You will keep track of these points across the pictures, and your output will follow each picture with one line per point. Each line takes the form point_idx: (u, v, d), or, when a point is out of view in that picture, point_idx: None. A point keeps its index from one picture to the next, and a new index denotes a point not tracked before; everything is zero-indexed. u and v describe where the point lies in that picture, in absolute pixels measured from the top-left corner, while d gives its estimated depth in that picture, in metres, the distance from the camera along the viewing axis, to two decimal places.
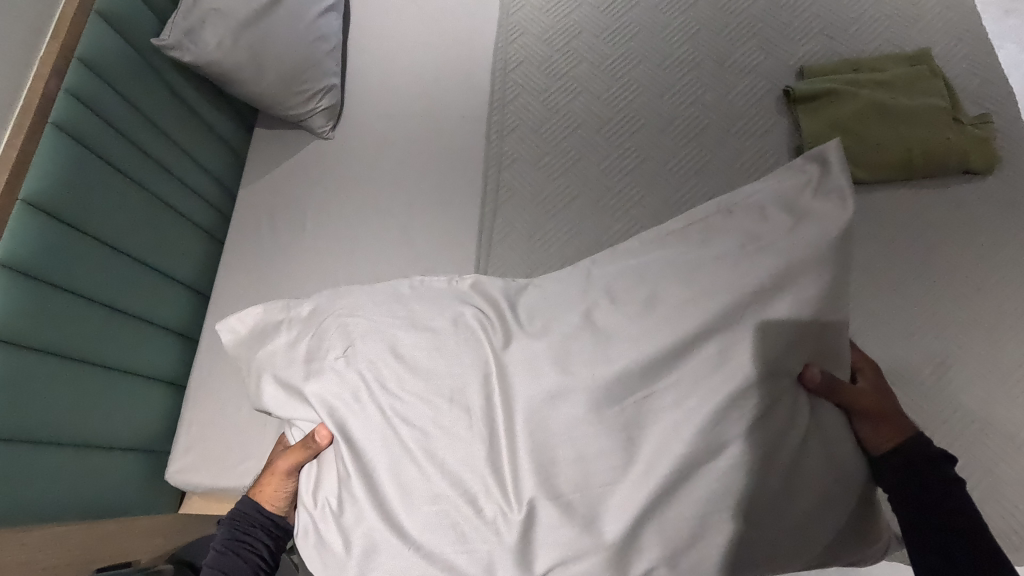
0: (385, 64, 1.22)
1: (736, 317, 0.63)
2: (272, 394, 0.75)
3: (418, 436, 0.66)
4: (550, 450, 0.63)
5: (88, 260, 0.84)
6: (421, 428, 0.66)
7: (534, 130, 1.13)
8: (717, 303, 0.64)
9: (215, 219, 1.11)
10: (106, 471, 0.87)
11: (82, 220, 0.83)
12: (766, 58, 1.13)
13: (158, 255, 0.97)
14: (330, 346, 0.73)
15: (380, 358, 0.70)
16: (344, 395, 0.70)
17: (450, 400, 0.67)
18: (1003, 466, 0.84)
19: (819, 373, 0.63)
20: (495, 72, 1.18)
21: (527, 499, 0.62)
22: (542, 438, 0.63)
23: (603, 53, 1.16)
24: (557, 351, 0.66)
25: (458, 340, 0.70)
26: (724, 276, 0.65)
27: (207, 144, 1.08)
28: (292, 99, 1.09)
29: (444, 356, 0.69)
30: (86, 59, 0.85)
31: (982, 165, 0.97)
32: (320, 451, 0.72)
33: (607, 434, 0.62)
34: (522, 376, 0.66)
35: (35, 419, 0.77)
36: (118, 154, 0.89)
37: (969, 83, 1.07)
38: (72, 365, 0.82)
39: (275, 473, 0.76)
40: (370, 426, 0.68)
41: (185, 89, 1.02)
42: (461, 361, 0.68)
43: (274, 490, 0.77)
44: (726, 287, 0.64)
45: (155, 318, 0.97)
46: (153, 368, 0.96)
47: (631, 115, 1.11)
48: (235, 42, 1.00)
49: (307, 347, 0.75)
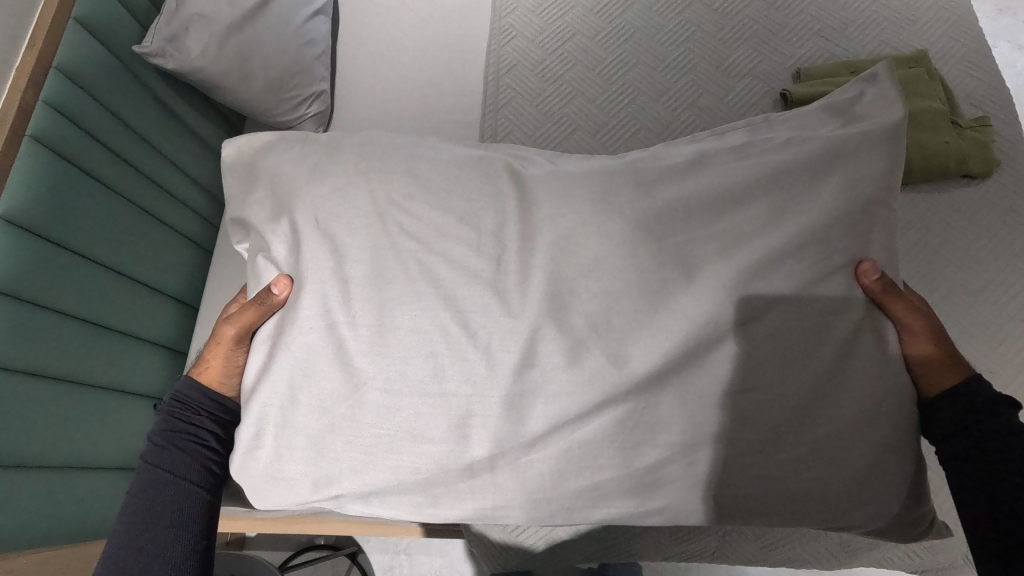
0: (375, 67, 1.19)
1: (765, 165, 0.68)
2: (269, 205, 0.74)
3: (421, 249, 0.69)
4: (569, 281, 0.66)
5: (69, 276, 0.81)
6: (424, 242, 0.69)
7: (528, 136, 1.11)
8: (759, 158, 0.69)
9: (203, 228, 1.09)
10: (94, 493, 0.85)
11: (62, 236, 0.80)
12: (762, 60, 1.12)
13: (144, 267, 0.94)
14: (344, 164, 0.73)
15: (396, 178, 0.72)
16: (347, 211, 0.70)
17: (465, 221, 0.70)
18: None
19: (876, 272, 0.65)
20: (487, 75, 1.16)
21: (532, 322, 0.65)
22: (564, 264, 0.66)
23: (598, 56, 1.14)
24: (599, 188, 0.69)
25: (483, 176, 0.73)
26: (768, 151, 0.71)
27: (193, 152, 1.05)
28: (280, 105, 1.06)
29: (464, 183, 0.72)
30: (66, 69, 0.83)
31: (981, 168, 0.96)
32: (266, 307, 0.71)
33: (634, 263, 0.66)
34: (553, 208, 0.69)
35: (18, 442, 0.74)
36: (100, 166, 0.86)
37: (966, 85, 1.06)
38: (56, 385, 0.80)
39: (219, 342, 0.75)
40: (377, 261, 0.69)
41: (169, 97, 1.00)
42: (483, 189, 0.72)
43: (222, 363, 0.76)
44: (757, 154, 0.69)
45: (141, 332, 0.94)
46: (140, 384, 0.94)
47: (626, 120, 1.09)
48: (221, 47, 0.97)
49: (317, 162, 0.74)
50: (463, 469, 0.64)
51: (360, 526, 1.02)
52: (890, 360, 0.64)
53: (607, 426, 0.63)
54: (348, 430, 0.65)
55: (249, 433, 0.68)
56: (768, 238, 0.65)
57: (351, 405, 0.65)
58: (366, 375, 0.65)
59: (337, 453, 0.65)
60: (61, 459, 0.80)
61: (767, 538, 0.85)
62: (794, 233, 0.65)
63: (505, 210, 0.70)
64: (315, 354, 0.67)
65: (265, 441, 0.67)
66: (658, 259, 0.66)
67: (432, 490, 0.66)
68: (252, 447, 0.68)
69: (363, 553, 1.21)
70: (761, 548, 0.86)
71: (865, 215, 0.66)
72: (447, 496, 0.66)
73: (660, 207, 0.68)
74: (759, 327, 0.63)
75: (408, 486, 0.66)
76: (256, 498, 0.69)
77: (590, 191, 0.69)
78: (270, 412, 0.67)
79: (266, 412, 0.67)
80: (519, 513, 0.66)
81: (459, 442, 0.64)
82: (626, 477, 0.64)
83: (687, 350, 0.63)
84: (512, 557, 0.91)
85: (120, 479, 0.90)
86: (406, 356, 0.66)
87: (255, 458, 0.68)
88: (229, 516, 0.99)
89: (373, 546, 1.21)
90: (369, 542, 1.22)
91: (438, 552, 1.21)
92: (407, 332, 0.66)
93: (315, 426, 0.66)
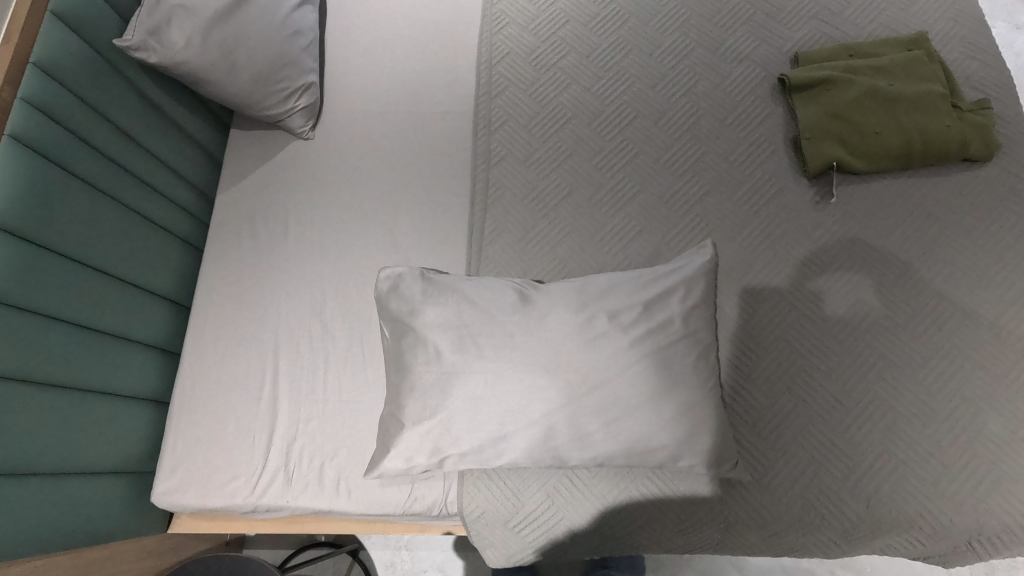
0: (364, 57, 1.17)
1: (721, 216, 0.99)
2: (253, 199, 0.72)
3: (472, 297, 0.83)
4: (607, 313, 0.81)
5: (54, 280, 0.79)
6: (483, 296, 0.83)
7: (523, 126, 1.08)
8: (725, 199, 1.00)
9: (193, 226, 1.06)
10: (89, 497, 0.84)
11: (44, 239, 0.78)
12: (760, 44, 1.10)
13: (132, 268, 0.92)
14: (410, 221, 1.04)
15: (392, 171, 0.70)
16: None
17: None
18: (1006, 460, 0.82)
19: None
20: (480, 65, 1.13)
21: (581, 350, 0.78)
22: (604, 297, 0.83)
23: (592, 43, 1.12)
24: (600, 228, 0.99)
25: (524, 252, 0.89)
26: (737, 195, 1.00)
27: (181, 148, 1.03)
28: (267, 99, 1.03)
29: None
30: (43, 64, 0.80)
31: (982, 152, 0.95)
32: None
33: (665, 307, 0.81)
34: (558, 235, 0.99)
35: (6, 449, 0.73)
36: (83, 164, 0.84)
37: (966, 66, 1.04)
38: (45, 391, 0.78)
39: None
40: (488, 315, 0.81)
41: (154, 92, 0.97)
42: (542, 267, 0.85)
43: None
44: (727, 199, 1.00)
45: (132, 334, 0.92)
46: (132, 386, 0.92)
47: (622, 107, 1.07)
48: (204, 40, 0.94)
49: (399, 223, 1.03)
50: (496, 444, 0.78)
51: (358, 524, 1.00)
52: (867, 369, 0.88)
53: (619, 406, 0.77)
54: (443, 425, 0.79)
55: (411, 444, 0.80)
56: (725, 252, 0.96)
57: (443, 397, 0.79)
58: (507, 411, 0.77)
59: (434, 440, 0.80)
60: (54, 464, 0.79)
61: (771, 528, 0.84)
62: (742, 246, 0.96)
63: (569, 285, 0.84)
64: (434, 391, 0.80)
65: (421, 452, 0.81)
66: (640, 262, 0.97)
67: (474, 458, 0.81)
68: (412, 454, 0.81)
69: (364, 549, 1.21)
70: (764, 540, 0.85)
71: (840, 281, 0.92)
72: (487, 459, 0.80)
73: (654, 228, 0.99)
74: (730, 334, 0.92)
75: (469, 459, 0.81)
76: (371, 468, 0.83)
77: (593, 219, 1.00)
78: (404, 433, 0.80)
79: (425, 433, 0.80)
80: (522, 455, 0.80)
81: (505, 436, 0.78)
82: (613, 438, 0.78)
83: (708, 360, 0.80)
84: (513, 553, 0.89)
85: (114, 482, 0.88)
86: (527, 391, 0.77)
87: (411, 463, 0.81)
88: (227, 516, 0.98)
89: (375, 542, 1.21)
90: (370, 538, 1.21)
91: (439, 547, 1.20)
92: (491, 356, 0.79)
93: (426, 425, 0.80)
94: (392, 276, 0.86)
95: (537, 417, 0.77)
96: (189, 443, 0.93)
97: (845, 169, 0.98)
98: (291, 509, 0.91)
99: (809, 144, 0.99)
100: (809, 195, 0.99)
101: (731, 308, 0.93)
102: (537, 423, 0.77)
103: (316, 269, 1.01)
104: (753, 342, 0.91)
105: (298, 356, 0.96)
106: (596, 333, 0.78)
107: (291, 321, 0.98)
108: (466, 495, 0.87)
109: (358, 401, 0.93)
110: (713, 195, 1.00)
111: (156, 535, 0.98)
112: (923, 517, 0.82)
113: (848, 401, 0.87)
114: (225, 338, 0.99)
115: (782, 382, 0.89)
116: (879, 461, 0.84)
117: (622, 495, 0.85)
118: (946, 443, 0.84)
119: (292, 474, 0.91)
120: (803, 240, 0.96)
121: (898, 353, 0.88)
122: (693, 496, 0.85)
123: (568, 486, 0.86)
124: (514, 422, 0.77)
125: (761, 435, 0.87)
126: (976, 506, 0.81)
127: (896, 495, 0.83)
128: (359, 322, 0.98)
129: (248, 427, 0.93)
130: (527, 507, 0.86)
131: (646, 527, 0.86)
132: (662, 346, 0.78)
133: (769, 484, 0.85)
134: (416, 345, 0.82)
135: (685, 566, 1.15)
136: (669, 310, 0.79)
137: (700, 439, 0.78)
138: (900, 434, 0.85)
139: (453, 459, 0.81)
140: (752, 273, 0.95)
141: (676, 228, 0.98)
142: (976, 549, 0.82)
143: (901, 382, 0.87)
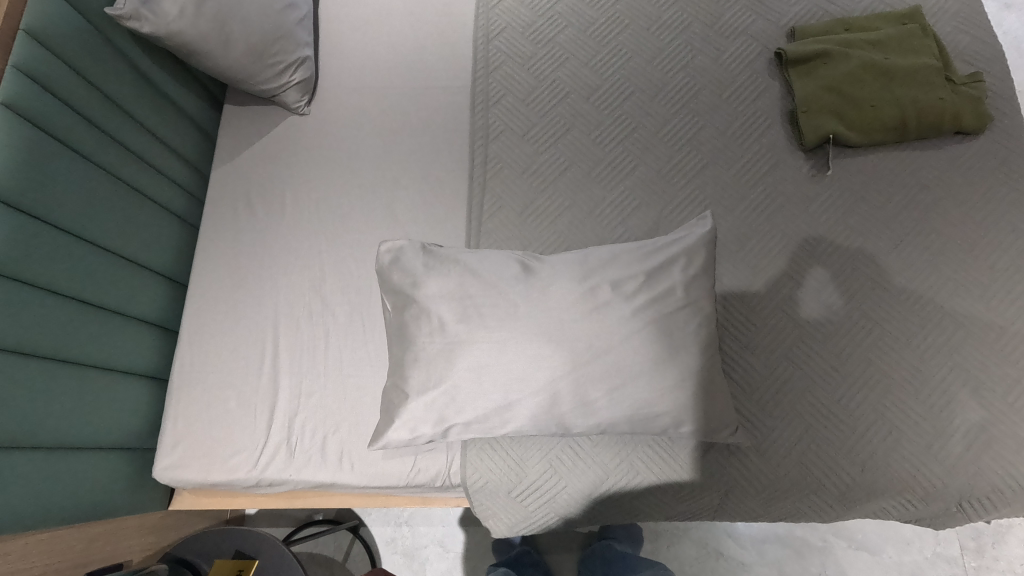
0: (359, 34, 1.15)
1: (719, 186, 0.99)
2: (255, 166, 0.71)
3: (474, 267, 0.83)
4: (609, 275, 0.81)
5: (52, 253, 0.78)
6: (484, 266, 0.83)
7: (521, 100, 1.07)
8: (723, 171, 1.00)
9: (187, 202, 1.05)
10: (92, 472, 0.84)
11: (37, 209, 0.77)
12: (756, 19, 1.10)
13: (128, 243, 0.91)
14: (409, 193, 1.04)
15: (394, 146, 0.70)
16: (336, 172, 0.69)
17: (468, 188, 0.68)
18: (998, 423, 0.85)
19: None
20: (477, 39, 1.12)
21: (586, 315, 0.78)
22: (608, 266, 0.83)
23: (590, 17, 1.11)
24: (598, 200, 1.00)
25: None
26: (735, 168, 1.00)
27: (174, 123, 1.01)
28: (262, 72, 1.02)
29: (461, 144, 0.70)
30: (34, 32, 0.79)
31: (975, 124, 0.97)
32: None
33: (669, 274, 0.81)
34: (558, 206, 1.00)
35: (7, 422, 0.72)
36: (76, 135, 0.83)
37: (959, 41, 1.05)
38: (46, 364, 0.78)
39: None
40: (491, 285, 0.81)
41: (144, 63, 0.95)
42: None
43: None
44: (725, 171, 1.00)
45: (131, 310, 0.92)
46: (132, 361, 0.92)
47: (620, 82, 1.07)
48: (198, 10, 0.92)
49: (399, 198, 1.03)
50: (500, 409, 0.79)
51: (360, 497, 1.01)
52: (863, 335, 0.90)
53: (623, 373, 0.77)
54: (448, 394, 0.80)
55: (416, 413, 0.81)
56: (723, 222, 0.97)
57: (445, 364, 0.80)
58: (511, 376, 0.78)
59: (441, 409, 0.80)
60: (55, 439, 0.78)
61: (768, 492, 0.86)
62: (740, 218, 0.97)
63: (571, 257, 0.84)
64: (438, 361, 0.80)
65: (426, 422, 0.81)
66: (638, 232, 0.97)
67: (479, 425, 0.81)
68: (416, 423, 0.81)
69: (365, 526, 1.21)
70: (763, 505, 0.87)
71: (835, 253, 0.94)
72: (494, 425, 0.81)
73: (652, 199, 0.99)
74: (730, 305, 0.93)
75: (474, 426, 0.82)
76: (375, 440, 0.83)
77: (592, 193, 1.00)
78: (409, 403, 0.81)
79: (430, 402, 0.80)
80: (525, 422, 0.80)
81: (509, 401, 0.79)
82: (614, 404, 0.78)
83: (710, 329, 0.80)
84: (516, 522, 0.90)
85: (115, 459, 0.88)
86: (530, 359, 0.78)
87: (415, 432, 0.82)
88: (229, 492, 0.98)
89: (375, 519, 1.22)
90: (371, 515, 1.22)
91: (439, 523, 1.21)
92: (495, 326, 0.79)
93: (433, 395, 0.80)
94: (393, 250, 0.86)
95: (541, 382, 0.78)
96: (189, 419, 0.93)
97: (840, 142, 0.99)
98: (293, 483, 0.91)
99: (806, 118, 1.00)
100: (805, 169, 1.00)
101: (729, 283, 0.94)
102: (542, 390, 0.78)
103: (316, 244, 1.01)
104: (751, 311, 0.92)
105: (298, 333, 0.96)
106: (597, 302, 0.79)
107: (290, 297, 0.98)
108: (470, 466, 0.88)
109: (359, 375, 0.94)
110: (710, 169, 1.00)
111: (157, 512, 0.99)
112: (915, 480, 0.84)
113: (843, 370, 0.88)
114: (224, 313, 0.98)
115: (779, 349, 0.90)
116: (873, 426, 0.86)
117: (624, 464, 0.87)
118: (938, 409, 0.86)
119: (295, 448, 0.91)
120: (798, 212, 0.97)
121: (891, 322, 0.90)
122: (690, 462, 0.86)
123: (571, 456, 0.87)
124: (519, 387, 0.78)
125: (759, 404, 0.88)
126: (967, 468, 0.84)
127: (890, 459, 0.85)
128: (359, 297, 0.98)
129: (249, 403, 0.93)
130: (531, 477, 0.88)
131: (646, 494, 0.88)
132: (664, 314, 0.79)
133: (768, 450, 0.86)
134: (420, 315, 0.82)
135: (681, 536, 1.18)
136: (670, 278, 0.80)
137: (700, 406, 0.79)
138: (893, 400, 0.87)
139: (458, 427, 0.82)
140: (749, 245, 0.96)
141: (674, 201, 0.99)
142: (966, 510, 0.85)
143: (894, 349, 0.89)
